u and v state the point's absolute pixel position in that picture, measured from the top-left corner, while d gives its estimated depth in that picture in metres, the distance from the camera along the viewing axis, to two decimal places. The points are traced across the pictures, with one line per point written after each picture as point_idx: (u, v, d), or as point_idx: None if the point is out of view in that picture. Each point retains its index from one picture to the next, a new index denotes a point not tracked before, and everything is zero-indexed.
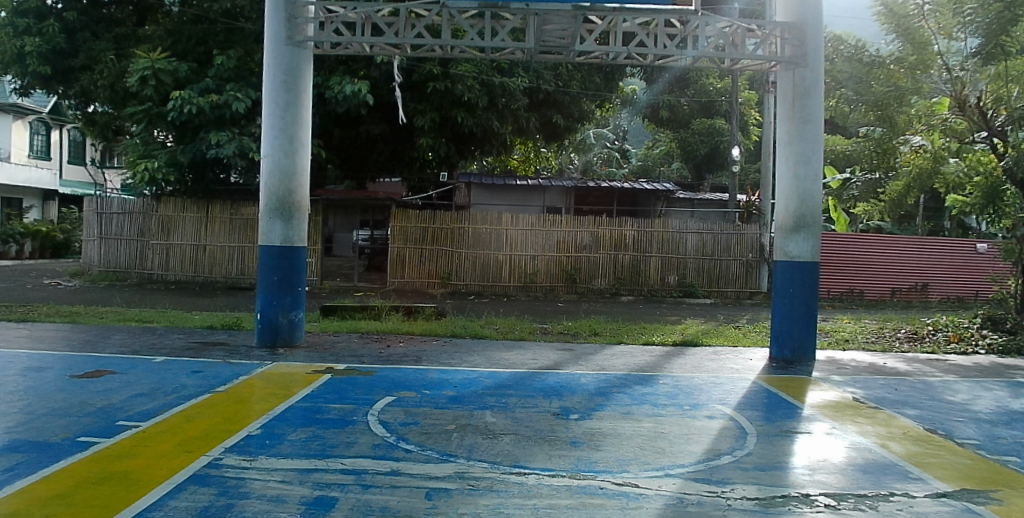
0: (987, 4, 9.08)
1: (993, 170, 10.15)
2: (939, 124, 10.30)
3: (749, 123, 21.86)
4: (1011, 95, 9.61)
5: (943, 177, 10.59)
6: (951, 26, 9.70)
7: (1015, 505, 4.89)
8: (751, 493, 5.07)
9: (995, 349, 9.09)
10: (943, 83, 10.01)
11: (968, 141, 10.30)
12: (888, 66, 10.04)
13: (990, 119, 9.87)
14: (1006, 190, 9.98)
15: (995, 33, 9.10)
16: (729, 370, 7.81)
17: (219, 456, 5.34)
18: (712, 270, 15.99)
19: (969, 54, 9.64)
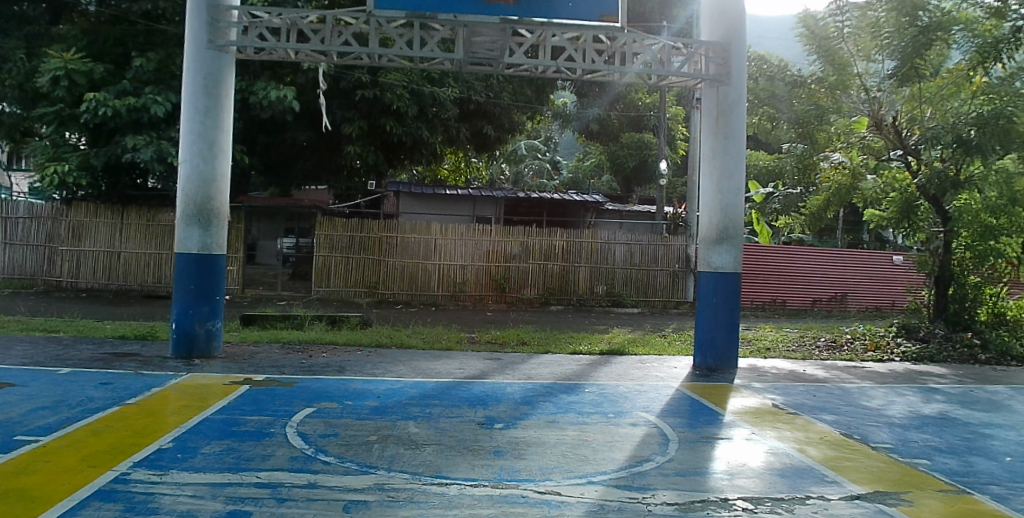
0: (903, 29, 9.51)
1: (909, 186, 10.34)
2: (858, 141, 10.68)
3: (676, 138, 22.41)
4: (924, 117, 10.00)
5: (862, 193, 10.71)
6: (870, 49, 10.08)
7: (923, 506, 5.07)
8: (671, 498, 5.08)
9: (910, 357, 9.45)
10: (862, 104, 10.31)
11: (884, 158, 10.65)
12: (810, 86, 10.42)
13: (904, 138, 10.17)
14: (921, 206, 10.25)
15: (910, 57, 9.49)
16: (654, 377, 7.83)
17: (127, 471, 5.09)
18: (641, 281, 16.19)
19: (884, 77, 10.01)
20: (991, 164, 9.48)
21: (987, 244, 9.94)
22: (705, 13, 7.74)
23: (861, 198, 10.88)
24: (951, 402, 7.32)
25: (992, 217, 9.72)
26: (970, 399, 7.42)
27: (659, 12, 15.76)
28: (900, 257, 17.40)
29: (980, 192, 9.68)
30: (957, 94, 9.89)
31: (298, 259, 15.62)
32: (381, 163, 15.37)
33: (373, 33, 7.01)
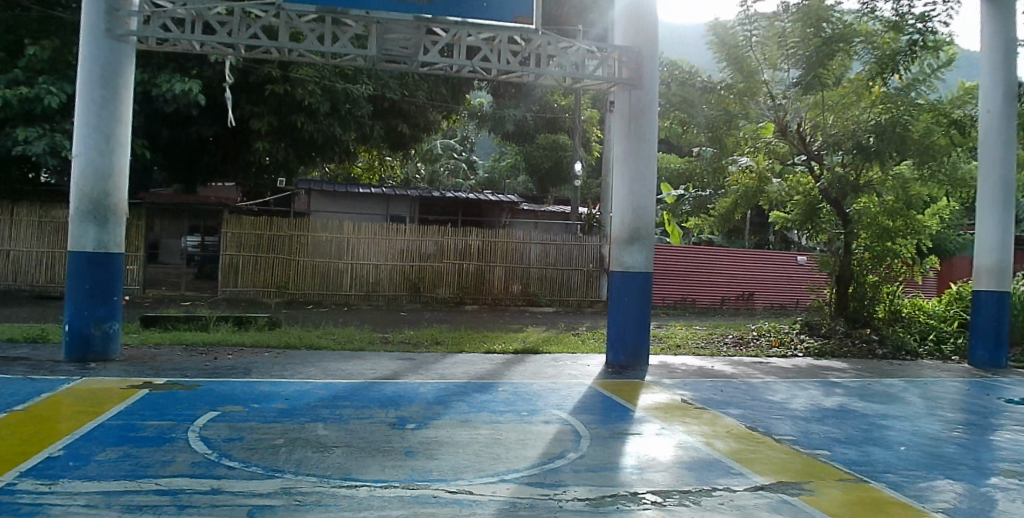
0: (808, 38, 9.98)
1: (812, 190, 10.79)
2: (763, 147, 11.03)
3: (591, 140, 22.83)
4: (827, 123, 10.44)
5: (767, 197, 11.09)
6: (776, 57, 10.43)
7: (822, 495, 5.26)
8: (582, 494, 5.09)
9: (812, 352, 9.96)
10: (767, 111, 10.71)
11: (789, 162, 11.06)
12: (718, 92, 10.76)
13: (808, 144, 10.74)
14: (823, 209, 10.74)
15: (814, 65, 9.97)
16: (566, 375, 7.88)
17: (12, 481, 4.77)
18: (555, 280, 16.37)
19: (790, 85, 10.43)
20: (888, 170, 10.20)
21: (883, 243, 10.46)
22: (619, 18, 7.83)
23: (768, 201, 11.23)
24: (850, 395, 7.66)
25: (890, 219, 10.22)
26: (866, 392, 7.79)
27: (574, 17, 16.00)
28: (804, 257, 18.26)
29: (878, 195, 10.32)
30: (858, 103, 10.32)
31: (204, 259, 15.57)
32: (292, 160, 15.21)
33: (282, 28, 6.86)
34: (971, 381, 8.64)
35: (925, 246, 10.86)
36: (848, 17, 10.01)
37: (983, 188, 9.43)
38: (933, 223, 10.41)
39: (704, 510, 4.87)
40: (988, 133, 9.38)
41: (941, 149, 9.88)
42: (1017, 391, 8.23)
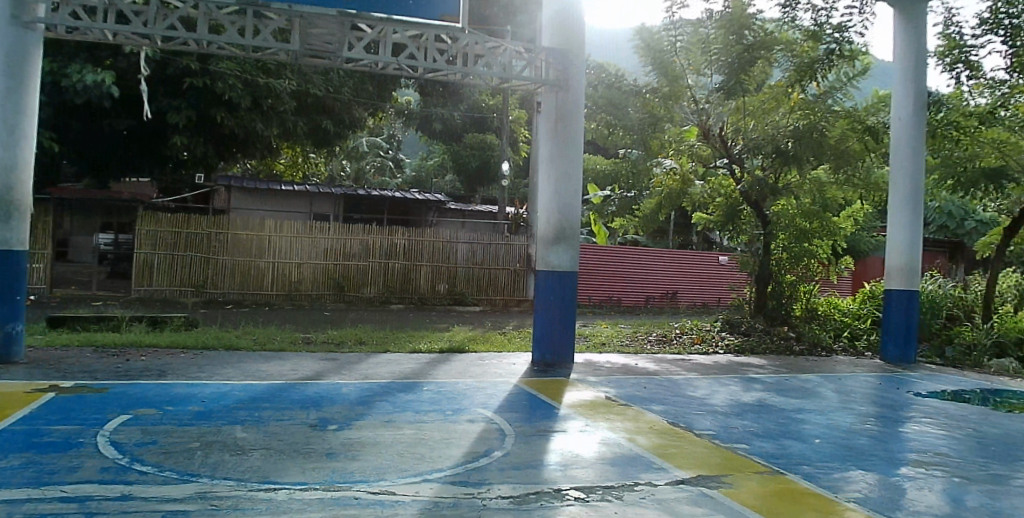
0: (731, 46, 10.29)
1: (733, 192, 11.29)
2: (687, 149, 11.38)
3: (518, 140, 23.08)
4: (747, 128, 10.87)
5: (691, 198, 11.50)
6: (700, 63, 10.75)
7: (740, 488, 5.39)
8: (506, 492, 5.08)
9: (732, 349, 10.35)
10: (690, 114, 11.04)
11: (711, 165, 11.44)
12: (644, 96, 10.93)
13: (729, 147, 11.02)
14: (743, 211, 11.23)
15: (735, 71, 10.26)
16: (492, 374, 7.88)
17: None
18: (481, 280, 16.55)
19: (712, 90, 10.76)
20: (806, 173, 10.67)
21: (801, 245, 10.86)
22: (548, 21, 7.89)
23: (691, 202, 11.60)
24: (767, 390, 7.91)
25: (807, 221, 10.64)
26: (784, 387, 8.05)
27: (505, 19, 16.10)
28: (727, 258, 19.02)
29: (795, 198, 10.72)
30: (777, 108, 10.76)
31: (117, 257, 15.21)
32: (211, 154, 15.04)
33: (202, 20, 6.69)
34: (882, 376, 9.05)
35: (839, 247, 11.26)
36: (770, 26, 10.46)
37: (893, 193, 9.88)
38: (848, 225, 10.87)
39: (626, 505, 4.92)
40: (899, 141, 9.88)
41: (856, 155, 10.45)
42: (924, 385, 8.65)
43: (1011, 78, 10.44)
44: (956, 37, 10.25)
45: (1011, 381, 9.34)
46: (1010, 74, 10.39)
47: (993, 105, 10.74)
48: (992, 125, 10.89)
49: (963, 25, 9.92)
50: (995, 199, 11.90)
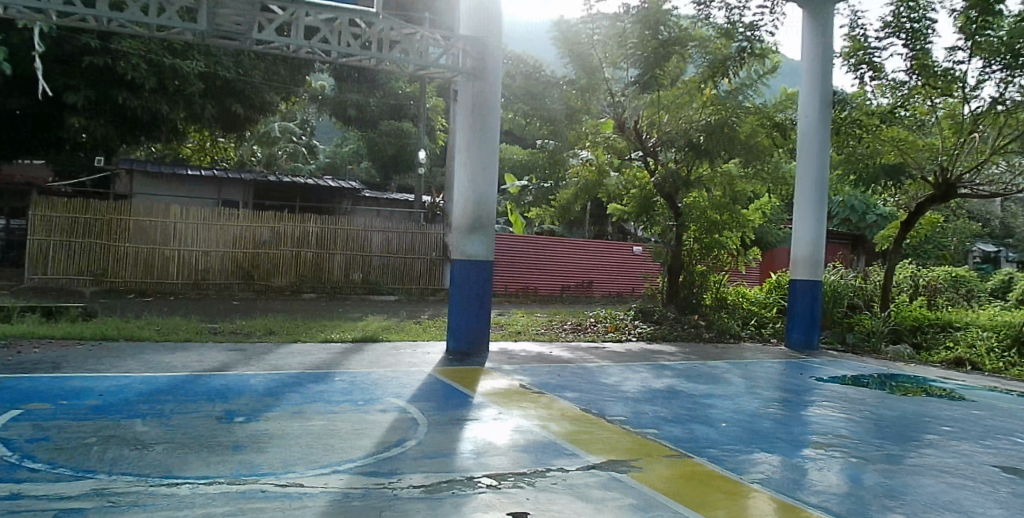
0: (646, 41, 10.46)
1: (646, 185, 11.75)
2: (602, 141, 11.59)
3: (435, 129, 23.15)
4: (662, 121, 11.16)
5: (607, 189, 11.91)
6: (617, 57, 10.96)
7: (649, 471, 5.53)
8: (418, 481, 5.06)
9: (645, 337, 10.78)
10: (607, 107, 11.32)
11: (626, 157, 11.71)
12: (563, 88, 11.04)
13: (643, 140, 11.45)
14: (656, 202, 11.70)
15: (651, 66, 10.46)
16: (406, 363, 7.87)
17: None
18: (397, 269, 16.57)
19: (628, 83, 11.05)
20: (716, 167, 11.01)
21: (711, 236, 11.39)
22: (467, 9, 7.87)
23: (606, 194, 12.00)
24: (677, 376, 8.15)
25: (718, 213, 11.27)
26: (693, 373, 8.31)
27: None
28: (640, 248, 19.62)
29: (707, 191, 11.22)
30: (691, 103, 11.05)
31: (9, 242, 15.81)
32: (112, 137, 14.49)
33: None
34: (788, 362, 9.45)
35: (749, 238, 11.85)
36: (685, 22, 10.78)
37: (801, 185, 10.30)
38: (757, 218, 11.48)
39: (537, 491, 4.98)
40: (807, 133, 10.25)
41: (763, 149, 10.82)
42: (826, 371, 9.08)
43: (910, 79, 11.13)
44: (861, 39, 10.74)
45: (906, 366, 9.91)
46: (910, 75, 11.09)
47: (893, 105, 11.44)
48: (892, 124, 11.51)
49: (867, 28, 10.49)
50: (894, 194, 12.56)
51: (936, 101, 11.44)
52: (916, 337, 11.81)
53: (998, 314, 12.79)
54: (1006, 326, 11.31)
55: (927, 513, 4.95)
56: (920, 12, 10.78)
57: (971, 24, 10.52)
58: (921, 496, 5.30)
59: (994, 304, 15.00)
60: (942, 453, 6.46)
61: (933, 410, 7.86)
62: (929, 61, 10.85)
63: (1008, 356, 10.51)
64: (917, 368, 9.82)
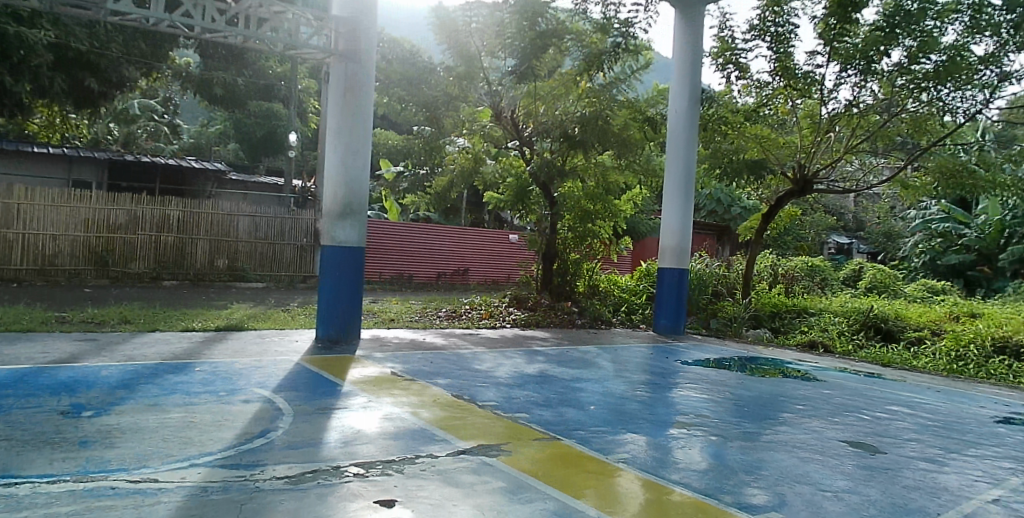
0: (523, 31, 10.77)
1: (522, 174, 12.05)
2: (479, 129, 11.88)
3: (307, 111, 22.81)
4: (538, 112, 11.66)
5: (482, 176, 12.19)
6: (494, 47, 11.17)
7: (518, 454, 5.62)
8: (282, 473, 4.91)
9: (519, 323, 11.25)
10: (485, 95, 11.58)
11: (502, 146, 12.12)
12: (440, 74, 11.09)
13: (520, 130, 11.94)
14: (532, 191, 12.02)
15: (528, 57, 10.83)
16: (273, 353, 7.69)
17: None
18: (265, 255, 16.23)
19: (506, 73, 11.32)
20: (591, 159, 11.55)
21: (585, 226, 11.99)
22: None
23: (483, 182, 12.24)
24: (550, 361, 8.35)
25: (590, 204, 11.73)
26: (565, 358, 8.55)
27: None
28: (516, 237, 20.29)
29: (581, 182, 11.76)
30: (567, 95, 11.56)
31: None
32: None
33: None
34: (655, 347, 9.88)
35: (620, 228, 12.60)
36: (562, 16, 11.13)
37: (671, 178, 10.82)
38: (627, 208, 12.17)
39: (405, 478, 4.94)
40: (676, 128, 10.80)
41: (637, 143, 11.19)
42: (691, 355, 9.54)
43: (773, 80, 11.92)
44: (729, 40, 11.31)
45: (765, 349, 10.56)
46: (773, 76, 11.81)
47: (758, 104, 12.25)
48: (755, 121, 12.29)
49: (735, 29, 11.05)
50: (757, 187, 13.41)
51: (796, 101, 12.13)
52: (775, 322, 12.59)
53: (847, 300, 13.97)
54: (854, 312, 12.52)
55: (780, 486, 5.26)
56: (784, 17, 11.50)
57: (830, 30, 11.25)
58: (775, 470, 5.64)
59: (844, 291, 16.31)
60: (795, 430, 6.92)
61: (788, 389, 8.41)
62: (790, 64, 11.57)
63: (856, 338, 11.66)
64: (774, 350, 10.48)
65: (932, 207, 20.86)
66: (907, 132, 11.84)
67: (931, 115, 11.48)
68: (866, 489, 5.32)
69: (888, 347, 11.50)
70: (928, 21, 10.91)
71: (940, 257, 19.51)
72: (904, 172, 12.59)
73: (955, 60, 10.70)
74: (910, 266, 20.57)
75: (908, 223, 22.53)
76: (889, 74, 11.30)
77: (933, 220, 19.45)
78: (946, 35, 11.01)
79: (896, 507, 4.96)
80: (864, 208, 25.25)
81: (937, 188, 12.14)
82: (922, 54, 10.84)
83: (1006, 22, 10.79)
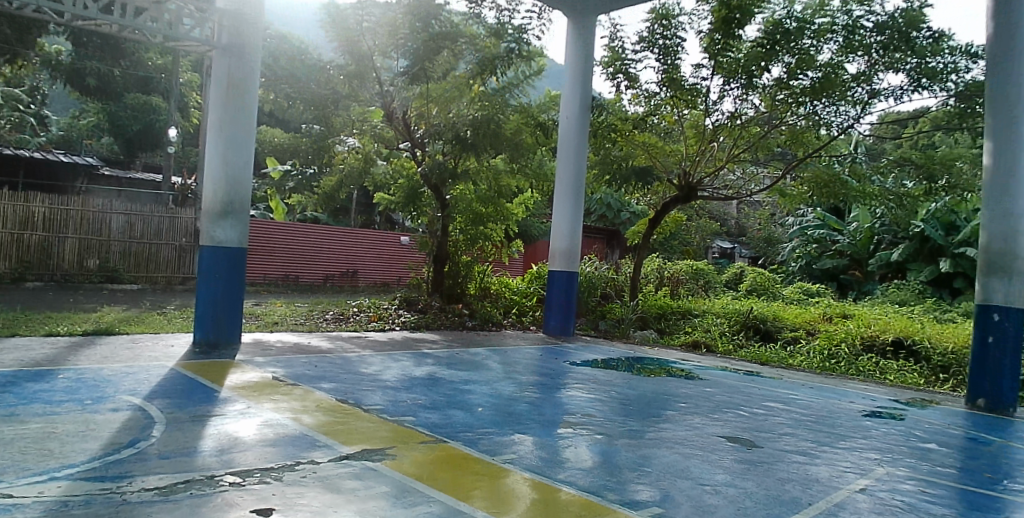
0: (416, 32, 10.83)
1: (413, 176, 12.09)
2: (370, 129, 11.89)
3: (190, 105, 21.92)
4: (430, 114, 11.80)
5: (373, 177, 12.25)
6: (386, 48, 11.11)
7: (403, 458, 5.58)
8: (152, 483, 4.68)
9: (408, 325, 11.20)
10: (376, 96, 11.55)
11: (394, 147, 12.23)
12: (328, 72, 11.05)
13: (412, 132, 11.91)
14: (423, 193, 11.98)
15: (420, 60, 10.84)
16: (145, 358, 7.34)
17: None
18: (141, 255, 15.45)
19: (398, 74, 11.29)
20: (483, 161, 11.53)
21: (477, 228, 12.19)
22: None
23: (374, 182, 12.40)
24: (438, 364, 8.35)
25: (483, 206, 11.93)
26: (454, 360, 8.57)
27: None
28: (407, 239, 20.28)
29: (473, 185, 11.73)
30: (460, 98, 11.60)
31: None
32: None
33: None
34: (544, 349, 10.00)
35: (511, 231, 12.91)
36: (456, 18, 11.30)
37: (561, 181, 11.10)
38: (519, 211, 12.50)
39: (285, 485, 4.80)
40: (567, 134, 11.07)
41: (526, 148, 11.65)
42: (580, 355, 9.80)
43: (661, 91, 12.41)
44: (619, 50, 11.66)
45: (651, 349, 10.92)
46: (661, 87, 12.29)
47: (647, 112, 12.70)
48: (643, 129, 12.84)
49: (625, 40, 11.40)
50: (644, 193, 13.95)
51: (682, 112, 12.72)
52: (660, 323, 13.10)
53: (727, 301, 14.81)
54: (734, 313, 13.21)
55: (662, 481, 5.45)
56: (671, 30, 11.96)
57: (714, 45, 11.87)
58: (658, 466, 5.83)
59: (726, 293, 17.13)
60: (677, 426, 7.19)
61: (671, 388, 8.73)
62: (677, 76, 12.07)
63: (736, 338, 12.29)
64: (659, 351, 10.87)
65: (809, 215, 22.20)
66: (786, 143, 12.62)
67: (808, 129, 12.24)
68: (743, 482, 5.58)
69: (766, 347, 12.18)
70: (806, 39, 11.60)
71: (815, 262, 20.86)
72: (782, 181, 13.47)
73: (830, 78, 11.36)
74: (788, 270, 21.91)
75: (787, 230, 23.94)
76: (769, 89, 11.95)
77: (810, 227, 20.94)
78: (822, 53, 11.69)
79: (770, 499, 5.22)
80: (747, 215, 26.56)
81: (811, 197, 13.09)
82: (800, 70, 11.47)
83: (875, 44, 11.45)
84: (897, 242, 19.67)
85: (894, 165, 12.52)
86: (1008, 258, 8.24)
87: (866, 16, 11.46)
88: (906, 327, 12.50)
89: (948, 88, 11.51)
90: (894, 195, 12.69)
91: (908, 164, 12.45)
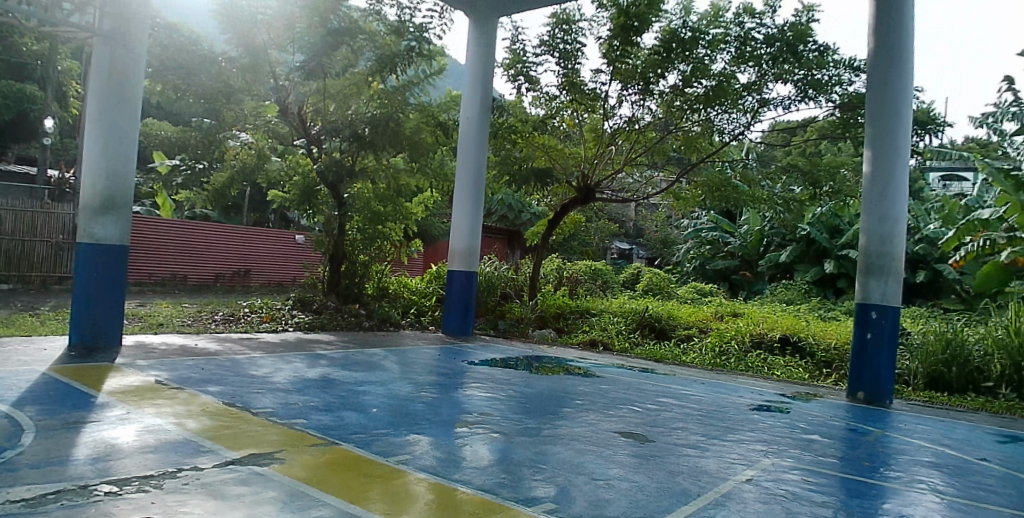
0: (314, 26, 10.72)
1: (308, 173, 11.90)
2: (263, 125, 11.63)
3: (68, 95, 20.81)
4: (328, 110, 11.61)
5: (267, 173, 12.26)
6: (283, 41, 10.92)
7: (294, 461, 5.47)
8: (18, 495, 4.41)
9: (302, 326, 10.99)
10: (271, 91, 11.24)
11: (289, 143, 11.98)
12: (219, 64, 10.58)
13: (307, 127, 11.79)
14: (319, 190, 11.76)
15: (317, 54, 10.77)
16: (13, 363, 6.89)
17: None
18: (12, 253, 14.46)
19: (294, 68, 11.09)
20: (382, 160, 11.64)
21: (374, 227, 12.09)
22: None
23: (267, 178, 12.32)
24: (333, 365, 8.24)
25: (382, 205, 11.93)
26: (348, 362, 8.47)
27: None
28: (303, 237, 19.80)
29: (372, 183, 11.85)
30: (358, 94, 11.58)
31: None
32: None
33: None
34: (443, 349, 10.00)
35: (410, 231, 12.89)
36: (356, 14, 11.28)
37: (462, 180, 11.17)
38: (417, 211, 12.50)
39: (165, 493, 4.62)
40: (468, 133, 11.21)
41: (427, 146, 11.61)
42: (478, 355, 9.86)
43: (561, 94, 12.73)
44: (520, 53, 11.83)
45: (549, 349, 11.07)
46: (561, 91, 12.63)
47: (547, 115, 12.92)
48: (543, 131, 13.08)
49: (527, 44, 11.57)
50: (546, 194, 14.21)
51: (581, 116, 13.11)
52: (559, 322, 13.44)
53: (625, 300, 15.30)
54: (630, 312, 13.61)
55: (557, 477, 5.58)
56: (572, 36, 12.24)
57: (614, 51, 12.19)
58: (554, 463, 5.97)
59: (622, 293, 17.68)
60: (573, 423, 7.37)
61: (568, 386, 8.93)
62: (577, 80, 12.41)
63: (631, 336, 12.71)
64: (559, 350, 11.02)
65: (703, 217, 23.18)
66: (681, 147, 13.33)
67: (701, 135, 12.86)
68: (635, 475, 5.79)
69: (660, 343, 12.72)
70: (701, 49, 12.07)
71: (708, 263, 21.85)
72: (677, 185, 14.04)
73: (723, 86, 11.91)
74: (682, 270, 22.82)
75: (682, 233, 24.96)
76: (666, 96, 12.45)
77: (704, 229, 21.83)
78: (715, 63, 12.22)
79: (660, 491, 5.44)
80: (643, 217, 27.44)
81: (703, 200, 13.84)
82: (694, 79, 12.02)
83: (766, 55, 12.05)
84: (784, 243, 20.82)
85: (782, 170, 13.19)
86: (887, 259, 8.89)
87: (757, 29, 12.01)
88: (791, 325, 13.24)
89: (834, 99, 12.24)
90: (781, 199, 13.42)
91: (795, 170, 13.08)
